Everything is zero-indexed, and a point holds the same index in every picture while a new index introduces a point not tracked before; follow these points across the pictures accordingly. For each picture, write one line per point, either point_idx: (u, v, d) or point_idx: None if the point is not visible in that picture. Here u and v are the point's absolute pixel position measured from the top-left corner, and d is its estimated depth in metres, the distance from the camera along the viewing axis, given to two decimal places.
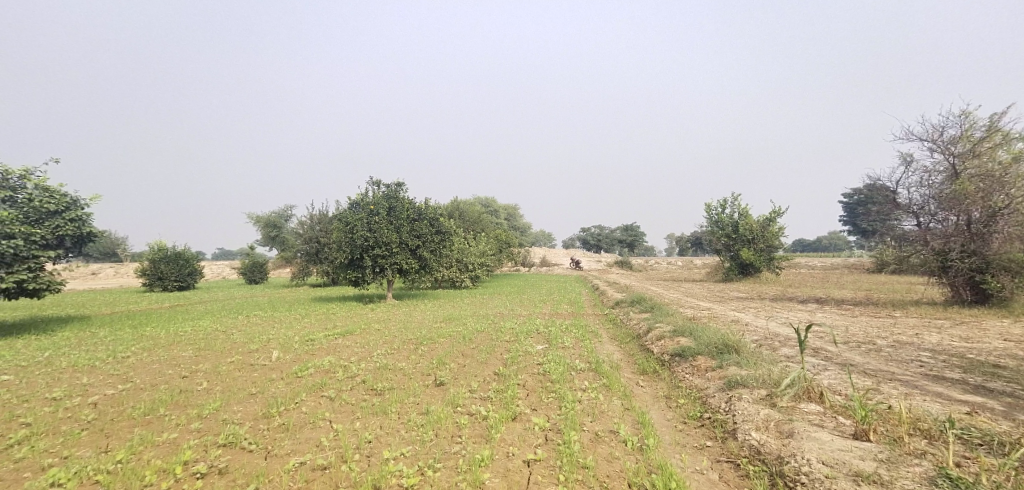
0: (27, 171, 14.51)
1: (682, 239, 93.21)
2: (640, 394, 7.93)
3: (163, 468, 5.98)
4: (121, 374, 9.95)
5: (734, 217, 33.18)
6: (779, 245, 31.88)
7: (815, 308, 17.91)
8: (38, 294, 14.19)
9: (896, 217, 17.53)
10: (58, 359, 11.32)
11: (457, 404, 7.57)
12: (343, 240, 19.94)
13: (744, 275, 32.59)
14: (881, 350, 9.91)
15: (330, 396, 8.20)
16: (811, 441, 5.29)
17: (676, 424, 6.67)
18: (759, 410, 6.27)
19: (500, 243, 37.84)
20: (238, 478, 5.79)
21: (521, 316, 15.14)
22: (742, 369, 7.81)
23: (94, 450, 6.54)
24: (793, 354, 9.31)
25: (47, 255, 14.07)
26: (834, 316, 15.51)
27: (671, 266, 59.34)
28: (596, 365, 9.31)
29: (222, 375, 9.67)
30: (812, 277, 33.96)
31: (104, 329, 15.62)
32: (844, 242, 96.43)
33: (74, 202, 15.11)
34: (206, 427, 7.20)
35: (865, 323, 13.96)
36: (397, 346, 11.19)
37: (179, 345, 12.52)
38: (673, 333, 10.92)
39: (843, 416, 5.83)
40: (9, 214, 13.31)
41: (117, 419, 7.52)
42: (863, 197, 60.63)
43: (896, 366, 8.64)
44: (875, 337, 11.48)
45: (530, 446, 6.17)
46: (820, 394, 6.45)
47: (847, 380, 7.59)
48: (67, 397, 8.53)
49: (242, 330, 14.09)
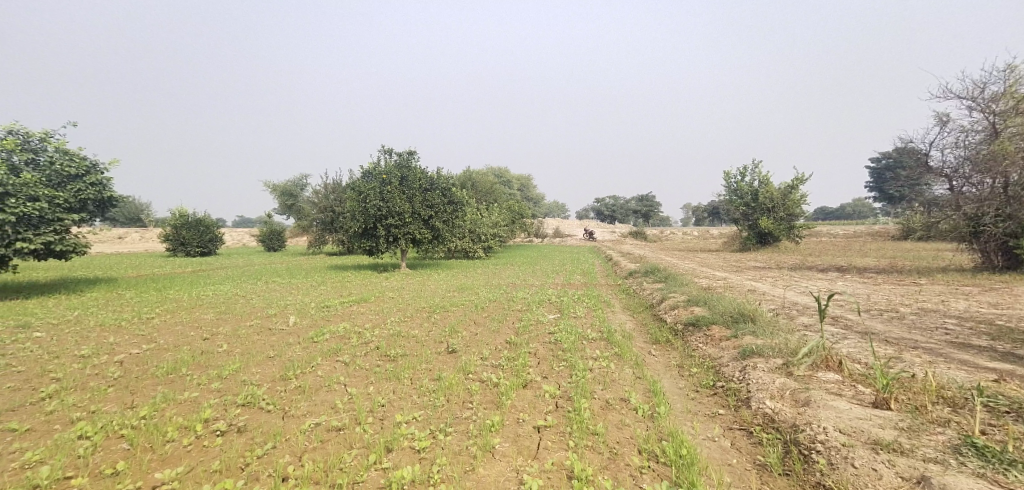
0: (47, 134, 14.72)
1: (699, 208, 91.80)
2: (652, 363, 7.85)
3: (185, 425, 6.13)
4: (146, 334, 10.22)
5: (754, 186, 32.38)
6: (800, 214, 31.06)
7: (835, 276, 17.50)
8: (66, 256, 14.54)
9: (927, 181, 16.86)
10: (86, 319, 11.67)
11: (468, 371, 7.58)
12: (356, 209, 19.94)
13: (762, 244, 32.00)
14: (905, 318, 9.64)
15: (344, 361, 8.29)
16: (828, 409, 5.16)
17: (688, 393, 6.59)
18: (775, 379, 6.13)
19: (513, 213, 37.64)
20: (256, 436, 5.91)
21: (534, 286, 15.11)
22: (758, 339, 7.65)
23: (120, 405, 6.73)
24: (812, 323, 9.11)
25: (72, 218, 14.35)
26: (855, 285, 15.14)
27: (687, 235, 58.59)
28: (608, 334, 9.25)
29: (242, 338, 9.85)
30: (833, 246, 33.21)
31: (130, 291, 16.05)
32: (870, 210, 93.80)
33: (94, 165, 15.32)
34: (226, 387, 7.35)
35: (889, 291, 13.60)
36: (410, 314, 11.27)
37: (201, 309, 12.81)
38: (687, 302, 10.76)
39: (862, 385, 5.67)
40: (32, 177, 13.56)
41: (142, 377, 7.73)
42: (892, 163, 58.52)
43: (920, 334, 8.39)
44: (899, 305, 11.18)
45: (541, 413, 6.16)
46: (838, 363, 6.28)
47: (867, 349, 7.39)
48: (96, 354, 8.79)
49: (260, 296, 14.35)
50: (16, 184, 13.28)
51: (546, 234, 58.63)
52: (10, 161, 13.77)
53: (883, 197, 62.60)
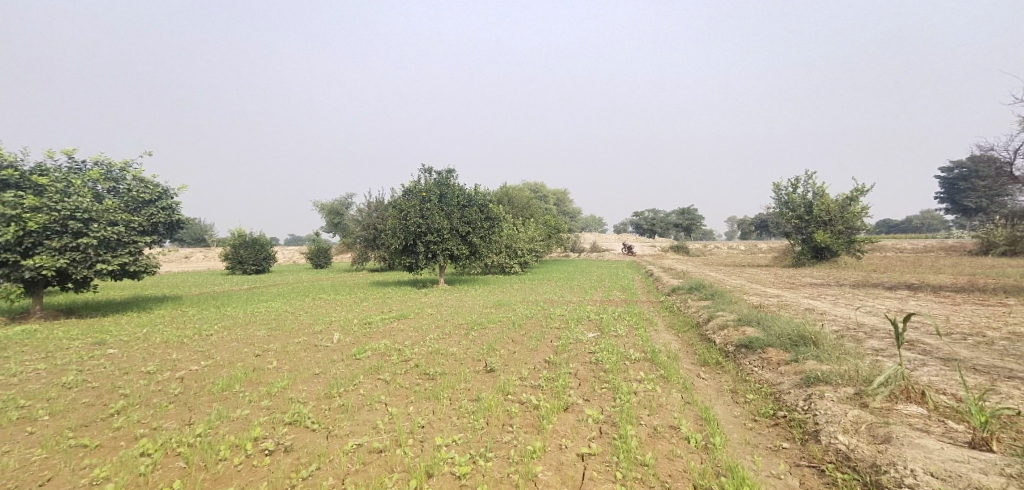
0: (126, 164, 15.75)
1: (746, 222, 88.65)
2: (703, 387, 7.33)
3: (236, 444, 6.15)
4: (204, 351, 10.55)
5: (807, 198, 30.72)
6: (860, 227, 29.16)
7: (905, 295, 16.15)
8: (138, 276, 15.31)
9: (1009, 191, 15.43)
10: (152, 335, 12.23)
11: (507, 391, 7.31)
12: (397, 226, 20.22)
13: (818, 260, 30.19)
14: (992, 343, 8.64)
15: (385, 379, 8.20)
16: (914, 448, 4.56)
17: (746, 422, 6.05)
18: (846, 410, 5.52)
19: (550, 229, 37.35)
20: (301, 456, 5.84)
21: (574, 303, 14.72)
22: (822, 364, 7.00)
23: (179, 422, 6.87)
24: (882, 347, 8.29)
25: (145, 241, 15.18)
26: (929, 304, 13.89)
27: (735, 250, 56.29)
28: (653, 355, 8.76)
29: (289, 354, 10.00)
30: (900, 261, 30.83)
31: (192, 308, 16.80)
32: (939, 222, 87.37)
33: (165, 192, 16.26)
34: (274, 405, 7.39)
35: (970, 312, 12.36)
36: (448, 331, 11.15)
37: (253, 325, 13.18)
38: (738, 322, 10.09)
39: (953, 421, 5.02)
40: (112, 203, 14.49)
41: (199, 394, 7.91)
42: (965, 171, 54.44)
43: (1013, 361, 7.46)
44: (984, 327, 10.07)
45: (585, 439, 5.80)
46: (920, 394, 5.60)
47: (951, 377, 6.61)
48: (160, 371, 9.12)
49: (307, 312, 14.66)
50: (98, 210, 14.19)
51: (587, 250, 57.90)
52: (93, 190, 14.77)
53: (955, 209, 58.09)
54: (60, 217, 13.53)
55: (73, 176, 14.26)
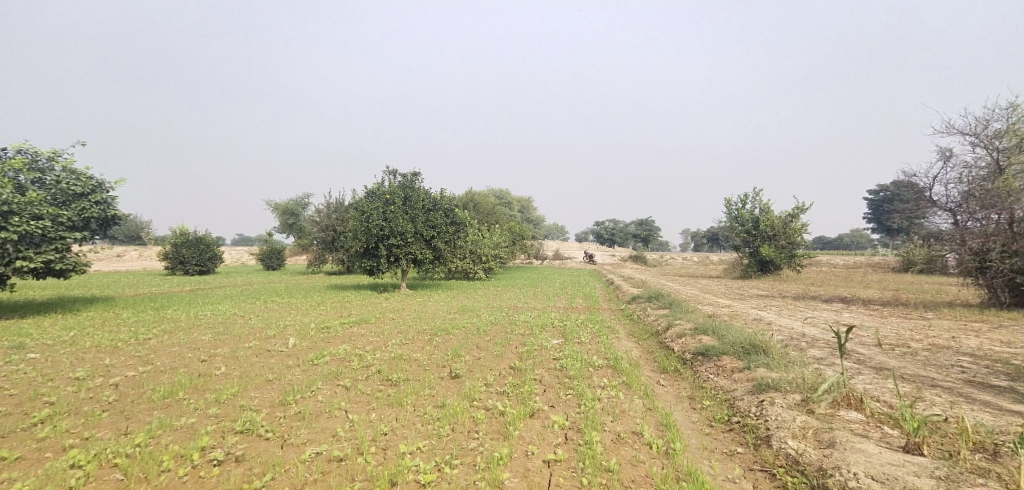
0: (55, 154, 14.68)
1: (697, 234, 92.34)
2: (663, 394, 7.61)
3: (181, 454, 5.85)
4: (143, 356, 9.95)
5: (754, 213, 32.35)
6: (800, 242, 30.99)
7: (841, 307, 17.29)
8: (65, 275, 14.24)
9: (928, 214, 16.85)
10: (82, 339, 11.40)
11: (472, 397, 7.33)
12: (358, 228, 19.83)
13: (763, 272, 31.77)
14: (919, 354, 9.42)
15: (346, 385, 8.02)
16: (856, 452, 4.94)
17: (703, 428, 6.34)
18: (795, 417, 5.90)
19: (512, 235, 37.52)
20: (255, 466, 5.64)
21: (536, 310, 14.87)
22: (773, 372, 7.43)
23: (115, 431, 6.46)
24: (825, 356, 8.88)
25: (74, 237, 14.15)
26: (862, 317, 14.93)
27: (686, 261, 58.46)
28: (614, 362, 9.00)
29: (240, 360, 9.59)
30: (835, 276, 32.87)
31: (128, 311, 15.76)
32: (868, 240, 94.02)
33: (100, 185, 15.21)
34: (225, 413, 7.08)
35: (898, 325, 13.39)
36: (411, 337, 11.02)
37: (199, 329, 12.53)
38: (694, 331, 10.51)
39: (888, 426, 5.46)
40: (37, 195, 13.45)
41: (138, 401, 7.46)
42: (890, 194, 59.08)
43: (936, 371, 8.17)
44: (911, 340, 10.95)
45: (550, 445, 5.91)
46: (860, 401, 6.06)
47: (884, 386, 7.18)
48: (91, 377, 8.52)
49: (260, 316, 14.08)
50: (21, 202, 13.16)
51: (544, 256, 58.55)
52: (15, 180, 13.67)
53: (883, 229, 62.68)
54: None
55: None
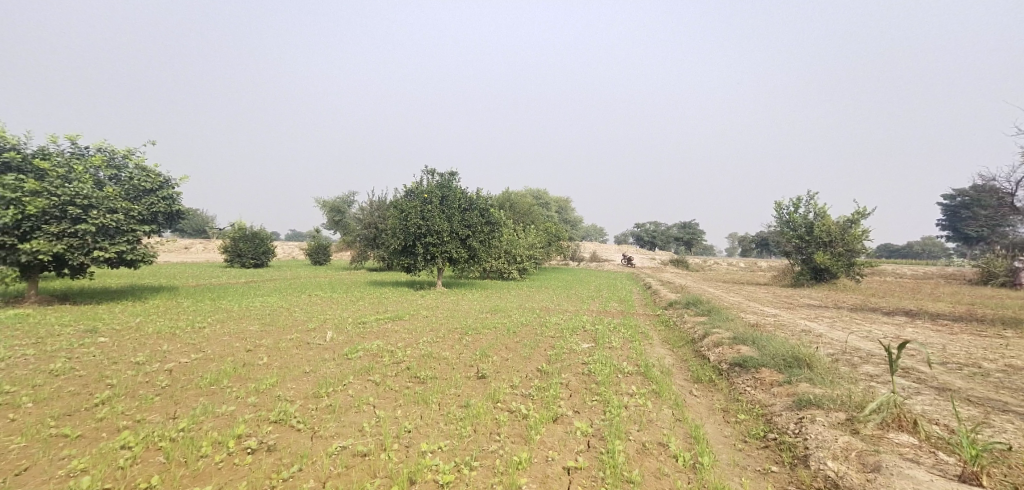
0: (129, 152, 15.76)
1: (746, 239, 88.75)
2: (694, 405, 7.27)
3: (218, 440, 6.08)
4: (196, 343, 10.50)
5: (809, 218, 30.69)
6: (860, 250, 29.15)
7: (902, 321, 16.06)
8: (134, 265, 15.26)
9: (1011, 222, 15.40)
10: (145, 325, 12.18)
11: (497, 399, 7.26)
12: (397, 226, 20.26)
13: (817, 281, 30.04)
14: (988, 375, 8.57)
15: (375, 381, 8.14)
16: (904, 479, 4.52)
17: (735, 443, 5.99)
18: (837, 437, 5.47)
19: (550, 235, 37.31)
20: (284, 457, 5.77)
21: (569, 312, 14.66)
22: (816, 388, 6.94)
23: (163, 416, 6.80)
24: (878, 373, 8.23)
25: (143, 230, 15.15)
26: (926, 332, 13.80)
27: (734, 266, 56.26)
28: (646, 369, 8.70)
29: (281, 351, 9.93)
30: (899, 287, 30.65)
31: (187, 300, 16.73)
32: (941, 249, 87.28)
33: (167, 181, 16.22)
34: (261, 402, 7.33)
35: (967, 342, 12.27)
36: (443, 335, 11.10)
37: (247, 320, 13.14)
38: (733, 340, 10.02)
39: (944, 453, 4.97)
40: (112, 191, 14.45)
41: (186, 387, 7.85)
42: (968, 199, 54.57)
43: (1008, 394, 7.40)
44: (981, 359, 9.98)
45: (571, 452, 5.74)
46: (913, 423, 5.56)
47: (945, 408, 6.55)
48: (148, 362, 9.05)
49: (302, 309, 14.60)
50: (99, 197, 14.15)
51: (584, 258, 57.90)
52: (95, 176, 14.76)
53: (958, 237, 57.98)
54: (60, 202, 13.50)
55: (75, 162, 14.26)
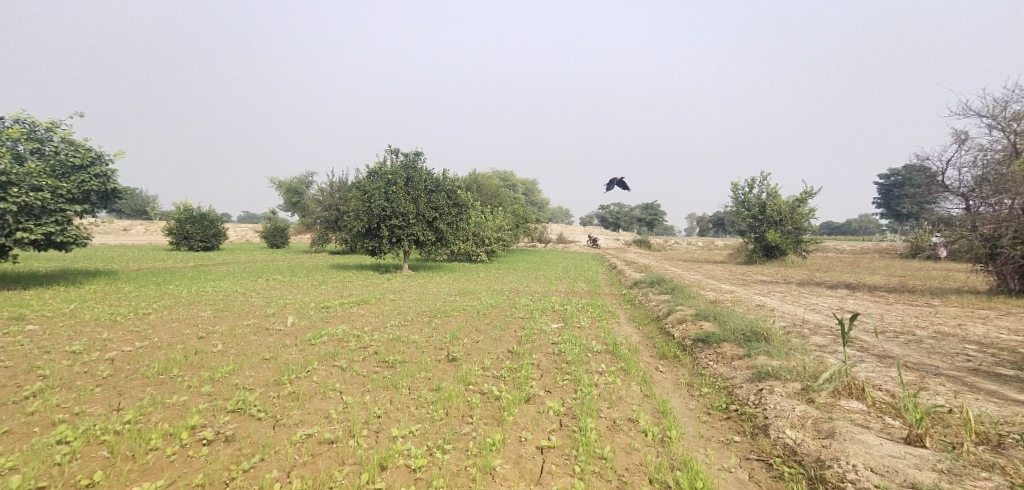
0: (54, 124, 14.49)
1: (702, 220, 91.74)
2: (661, 380, 7.51)
3: (170, 432, 5.79)
4: (140, 331, 9.93)
5: (762, 198, 31.90)
6: (807, 228, 30.66)
7: (846, 294, 17.07)
8: (66, 247, 14.28)
9: (939, 199, 16.41)
10: (81, 312, 11.41)
11: (468, 381, 7.24)
12: (360, 208, 19.72)
13: (769, 258, 31.41)
14: (922, 341, 9.27)
15: (341, 366, 7.96)
16: (856, 443, 4.82)
17: (700, 415, 6.23)
18: (794, 406, 5.77)
19: (517, 217, 37.31)
20: (244, 447, 5.57)
21: (537, 293, 14.77)
22: (773, 360, 7.28)
23: (105, 407, 6.42)
24: (827, 343, 8.73)
25: (74, 209, 14.10)
26: (866, 304, 14.75)
27: (692, 246, 58.11)
28: (614, 347, 8.88)
29: (237, 338, 9.54)
30: (841, 262, 32.52)
31: (129, 285, 15.81)
32: (875, 226, 93.13)
33: (99, 157, 15.04)
34: (217, 391, 7.03)
35: (903, 312, 13.21)
36: (411, 318, 10.98)
37: (198, 305, 12.54)
38: (695, 316, 10.38)
39: (890, 417, 5.33)
40: (35, 166, 13.30)
41: (132, 377, 7.43)
42: (901, 179, 58.43)
43: (940, 359, 8.02)
44: (915, 327, 10.77)
45: (545, 432, 5.81)
46: (861, 390, 5.92)
47: (887, 374, 7.03)
48: (86, 351, 8.50)
49: (260, 293, 14.07)
50: (20, 173, 13.02)
51: (550, 240, 58.59)
52: (14, 150, 13.51)
53: (891, 215, 61.94)
54: None
55: None
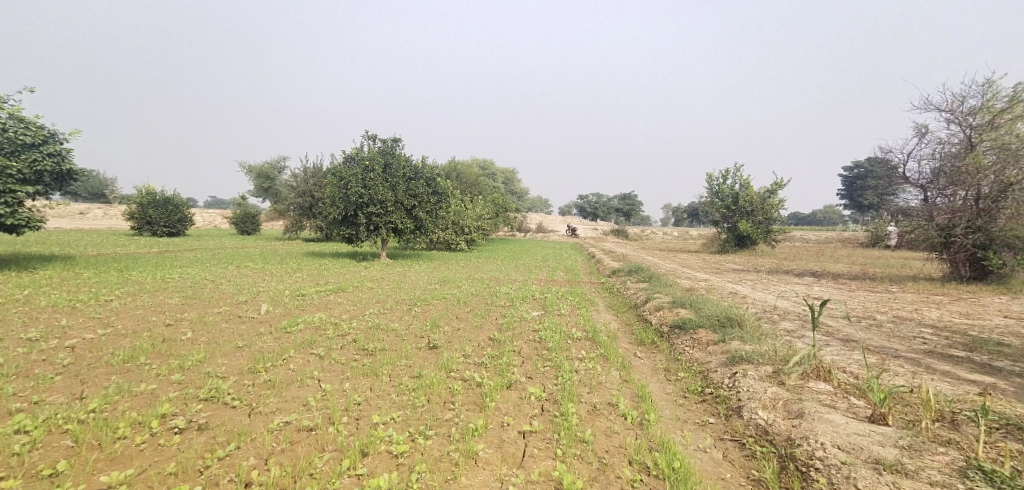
0: (1, 100, 13.72)
1: (676, 210, 93.28)
2: (638, 366, 7.68)
3: (139, 421, 5.66)
4: (103, 318, 9.60)
5: (734, 189, 32.53)
6: (776, 218, 31.49)
7: (812, 281, 17.71)
8: (17, 230, 13.71)
9: (899, 190, 17.01)
10: (39, 298, 10.96)
11: (449, 368, 7.28)
12: (336, 195, 19.39)
13: (740, 247, 32.26)
14: (883, 326, 9.72)
15: (319, 354, 7.88)
16: (824, 423, 5.05)
17: (676, 399, 6.42)
18: (766, 388, 5.99)
19: (495, 206, 37.27)
20: (220, 435, 5.49)
21: (516, 281, 14.85)
22: (746, 345, 7.53)
23: (67, 396, 6.22)
24: (796, 329, 9.08)
25: (26, 191, 13.46)
26: (832, 291, 15.33)
27: (667, 236, 59.15)
28: (593, 334, 9.03)
29: (209, 326, 9.32)
30: (806, 250, 33.62)
31: (89, 271, 15.22)
32: (840, 217, 96.39)
33: (52, 136, 14.34)
34: (188, 379, 6.88)
35: (865, 298, 13.80)
36: (390, 306, 10.92)
37: (165, 292, 12.18)
38: (672, 303, 10.62)
39: (855, 397, 5.60)
40: None
41: (95, 365, 7.20)
42: (864, 170, 60.56)
43: (900, 342, 8.43)
44: (877, 312, 11.27)
45: (526, 417, 5.90)
46: (828, 372, 6.19)
47: (851, 357, 7.36)
48: (45, 339, 8.18)
49: (232, 281, 13.75)
50: None
51: (528, 229, 58.84)
52: None
53: (854, 206, 64.20)
54: None
55: None
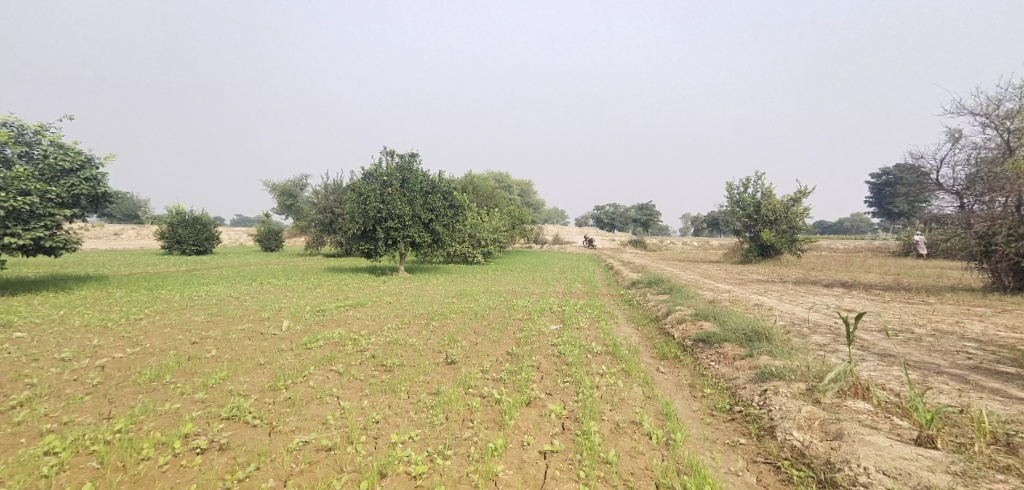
0: (42, 127, 14.25)
1: (697, 220, 92.05)
2: (662, 381, 7.42)
3: (162, 441, 5.63)
4: (131, 337, 9.73)
5: (757, 198, 31.91)
6: (801, 227, 30.74)
7: (841, 292, 17.11)
8: (55, 253, 14.11)
9: (932, 197, 16.40)
10: (72, 318, 11.20)
11: (468, 385, 7.12)
12: (356, 210, 19.59)
13: (764, 257, 31.52)
14: (921, 339, 9.24)
15: (338, 371, 7.82)
16: (865, 445, 4.75)
17: (704, 417, 6.14)
18: (800, 407, 5.69)
19: (513, 219, 37.21)
20: (239, 455, 5.43)
21: (535, 295, 14.67)
22: (776, 359, 7.21)
23: (96, 416, 6.25)
24: (827, 342, 8.69)
25: (64, 214, 13.85)
26: (864, 302, 14.76)
27: (688, 246, 58.24)
28: (614, 348, 8.79)
29: (232, 343, 9.37)
30: (834, 260, 32.64)
31: (120, 290, 15.57)
32: (868, 225, 93.80)
33: (88, 160, 14.79)
34: (211, 398, 6.87)
35: (899, 310, 13.21)
36: (408, 321, 10.85)
37: (191, 310, 12.35)
38: (694, 316, 10.31)
39: (897, 417, 5.27)
40: (23, 170, 13.06)
41: (123, 385, 7.26)
42: (892, 177, 58.82)
43: (940, 357, 7.98)
44: (913, 325, 10.75)
45: (547, 436, 5.70)
46: (866, 389, 5.85)
47: (889, 373, 6.97)
48: (76, 358, 8.30)
49: (254, 298, 13.89)
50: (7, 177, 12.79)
51: (546, 241, 58.63)
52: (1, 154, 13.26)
53: (882, 214, 62.45)
54: None
55: None
